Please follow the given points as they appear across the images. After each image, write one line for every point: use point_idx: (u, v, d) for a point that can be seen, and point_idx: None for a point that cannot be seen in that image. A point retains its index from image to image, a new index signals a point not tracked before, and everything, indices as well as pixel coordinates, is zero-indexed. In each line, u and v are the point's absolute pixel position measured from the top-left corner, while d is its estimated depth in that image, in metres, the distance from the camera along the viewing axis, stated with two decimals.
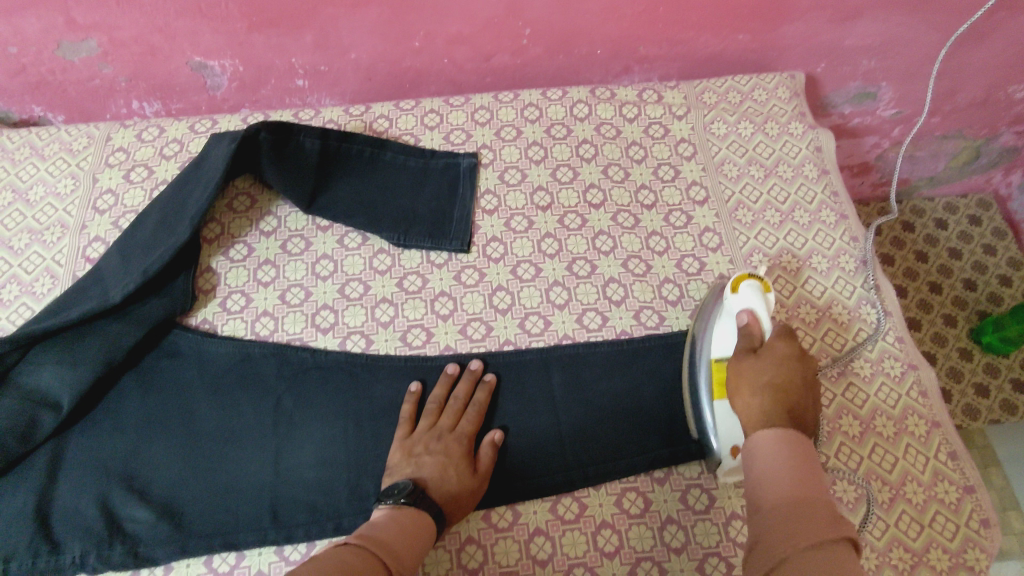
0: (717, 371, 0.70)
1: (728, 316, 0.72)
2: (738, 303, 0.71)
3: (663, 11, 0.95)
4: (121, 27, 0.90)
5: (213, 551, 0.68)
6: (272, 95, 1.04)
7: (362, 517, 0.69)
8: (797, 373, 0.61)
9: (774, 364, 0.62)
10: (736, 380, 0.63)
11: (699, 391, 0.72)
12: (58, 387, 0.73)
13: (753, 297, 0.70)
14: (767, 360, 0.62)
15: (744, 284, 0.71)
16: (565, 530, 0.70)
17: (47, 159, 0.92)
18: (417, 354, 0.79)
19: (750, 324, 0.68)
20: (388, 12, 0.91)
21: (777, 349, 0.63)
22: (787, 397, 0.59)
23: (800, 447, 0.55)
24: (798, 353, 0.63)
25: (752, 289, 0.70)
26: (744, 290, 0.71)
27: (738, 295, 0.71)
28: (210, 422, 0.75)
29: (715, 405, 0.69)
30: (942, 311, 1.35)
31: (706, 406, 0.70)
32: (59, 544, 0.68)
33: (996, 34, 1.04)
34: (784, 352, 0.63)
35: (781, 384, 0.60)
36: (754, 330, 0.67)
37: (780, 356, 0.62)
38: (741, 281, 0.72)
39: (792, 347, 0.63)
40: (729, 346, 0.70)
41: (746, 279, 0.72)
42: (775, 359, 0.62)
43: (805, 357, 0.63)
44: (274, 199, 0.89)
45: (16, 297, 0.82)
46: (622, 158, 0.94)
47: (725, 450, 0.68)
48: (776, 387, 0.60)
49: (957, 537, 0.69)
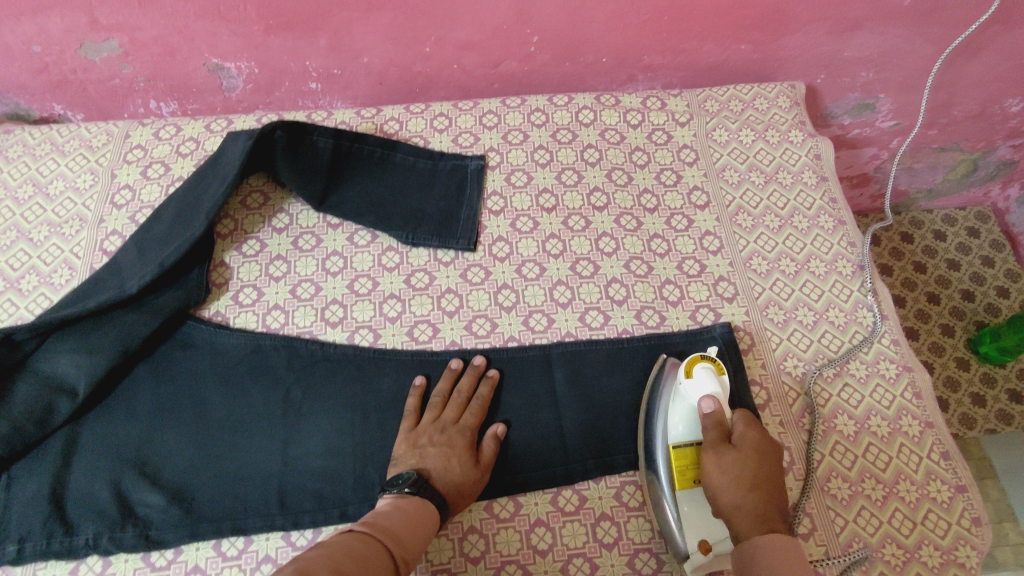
0: (678, 459, 0.70)
1: (685, 402, 0.72)
2: (696, 389, 0.72)
3: (668, 20, 0.97)
4: (142, 28, 0.93)
5: (222, 536, 0.69)
6: (285, 97, 1.07)
7: (367, 505, 0.71)
8: (769, 464, 0.65)
9: (753, 458, 0.65)
10: (717, 478, 0.64)
11: (660, 478, 0.71)
12: (75, 374, 0.75)
13: (709, 383, 0.71)
14: (746, 455, 0.65)
15: (698, 367, 0.72)
16: (565, 521, 0.71)
17: (67, 155, 0.95)
18: (423, 348, 0.81)
19: (714, 412, 0.68)
20: (401, 18, 0.94)
21: (751, 439, 0.66)
22: (767, 491, 0.63)
23: (796, 545, 0.60)
24: (765, 440, 0.67)
25: (706, 374, 0.72)
26: (699, 376, 0.72)
27: (694, 380, 0.72)
28: (221, 410, 0.77)
29: (681, 495, 0.69)
30: (940, 321, 1.37)
31: (669, 494, 0.70)
32: (73, 526, 0.70)
33: (991, 48, 1.07)
34: (757, 442, 0.66)
35: (762, 481, 0.64)
36: (721, 418, 0.68)
37: (755, 448, 0.66)
38: (694, 365, 0.73)
39: (761, 439, 0.67)
40: (689, 433, 0.71)
41: (699, 362, 0.73)
42: (751, 452, 0.65)
43: (770, 440, 0.67)
44: (286, 197, 0.92)
45: (34, 287, 0.84)
46: (626, 162, 0.96)
47: (694, 542, 0.67)
48: (759, 483, 0.63)
49: (949, 534, 0.71)
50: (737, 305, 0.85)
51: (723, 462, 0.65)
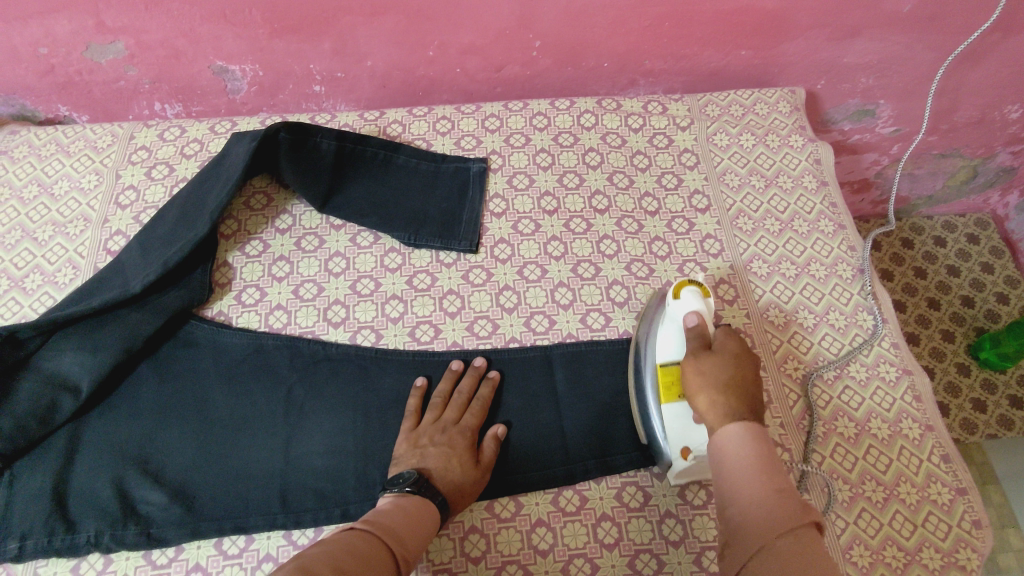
0: (665, 375, 0.71)
1: (672, 323, 0.73)
2: (682, 308, 0.71)
3: (669, 26, 0.98)
4: (148, 30, 0.94)
5: (223, 534, 0.69)
6: (289, 100, 1.08)
7: (368, 504, 0.71)
8: (748, 370, 0.64)
9: (730, 360, 0.64)
10: (695, 379, 0.63)
11: (648, 399, 0.73)
12: (78, 372, 0.76)
13: (695, 302, 0.71)
14: (725, 358, 0.64)
15: (685, 289, 0.72)
16: (566, 521, 0.71)
17: (72, 155, 0.96)
18: (425, 349, 0.81)
19: (698, 326, 0.69)
20: (404, 22, 0.95)
21: (730, 346, 0.66)
22: (744, 392, 0.61)
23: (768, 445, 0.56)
24: (746, 349, 0.66)
25: (693, 294, 0.72)
26: (687, 296, 0.72)
27: (680, 300, 0.72)
28: (223, 409, 0.77)
29: (666, 409, 0.70)
30: (941, 326, 1.37)
31: (655, 409, 0.72)
32: (74, 523, 0.70)
33: (992, 56, 1.07)
34: (737, 349, 0.65)
35: (739, 381, 0.62)
36: (704, 330, 0.68)
37: (733, 353, 0.65)
38: (681, 287, 0.73)
39: (742, 348, 0.66)
40: (676, 350, 0.71)
41: (687, 285, 0.73)
42: (730, 357, 0.64)
43: (750, 351, 0.66)
44: (289, 198, 0.93)
45: (38, 286, 0.85)
46: (627, 166, 0.97)
47: (677, 452, 0.69)
48: (734, 383, 0.61)
49: (949, 537, 0.71)
50: (738, 308, 0.85)
51: (701, 365, 0.64)
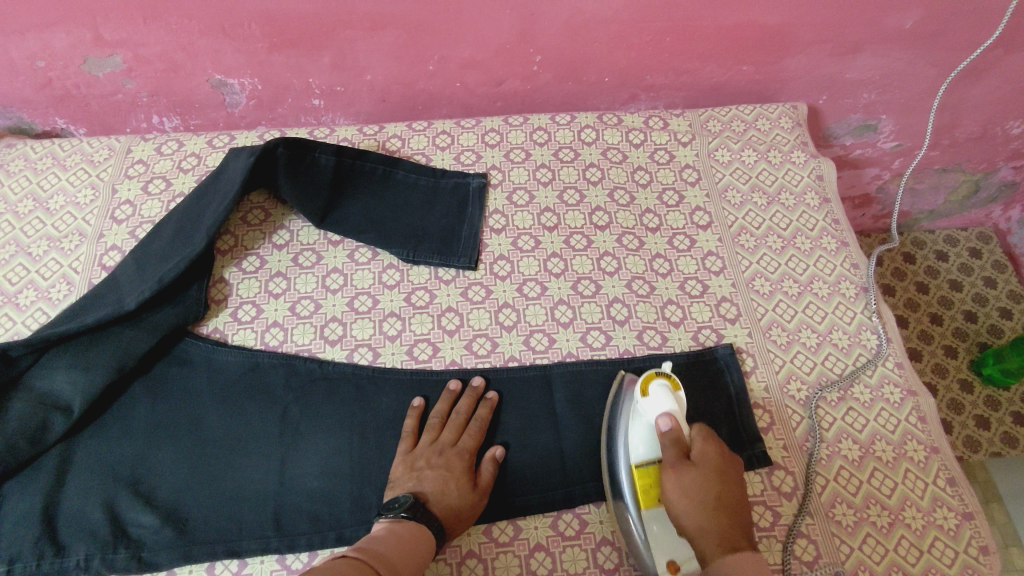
0: (642, 477, 0.67)
1: (643, 422, 0.70)
2: (653, 407, 0.69)
3: (670, 41, 0.98)
4: (146, 44, 0.93)
5: (215, 558, 0.68)
6: (288, 114, 1.07)
7: (364, 527, 0.70)
8: (727, 482, 0.63)
9: (713, 475, 0.63)
10: (680, 498, 0.61)
11: (625, 501, 0.69)
12: (70, 391, 0.75)
13: (665, 399, 0.69)
14: (706, 471, 0.63)
15: (653, 385, 0.70)
16: (566, 546, 0.70)
17: (68, 169, 0.95)
18: (423, 368, 0.80)
19: (672, 430, 0.66)
20: (405, 36, 0.94)
21: (709, 455, 0.64)
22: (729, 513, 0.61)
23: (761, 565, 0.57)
24: (722, 454, 0.65)
25: (663, 390, 0.70)
26: (656, 393, 0.70)
27: (650, 398, 0.70)
28: (218, 428, 0.76)
29: (647, 516, 0.66)
30: (943, 342, 1.36)
31: (634, 515, 0.67)
32: (64, 547, 0.69)
33: (994, 72, 1.07)
34: (715, 459, 0.64)
35: (724, 501, 0.61)
36: (679, 435, 0.66)
37: (714, 463, 0.64)
38: (650, 382, 0.71)
39: (720, 454, 0.65)
40: (648, 450, 0.69)
41: (655, 378, 0.71)
42: (710, 468, 0.63)
43: (727, 456, 0.66)
44: (287, 214, 0.92)
45: (32, 302, 0.84)
46: (628, 181, 0.96)
47: (662, 563, 0.65)
48: (720, 503, 0.61)
49: (956, 563, 0.70)
50: (740, 327, 0.84)
51: (684, 479, 0.62)
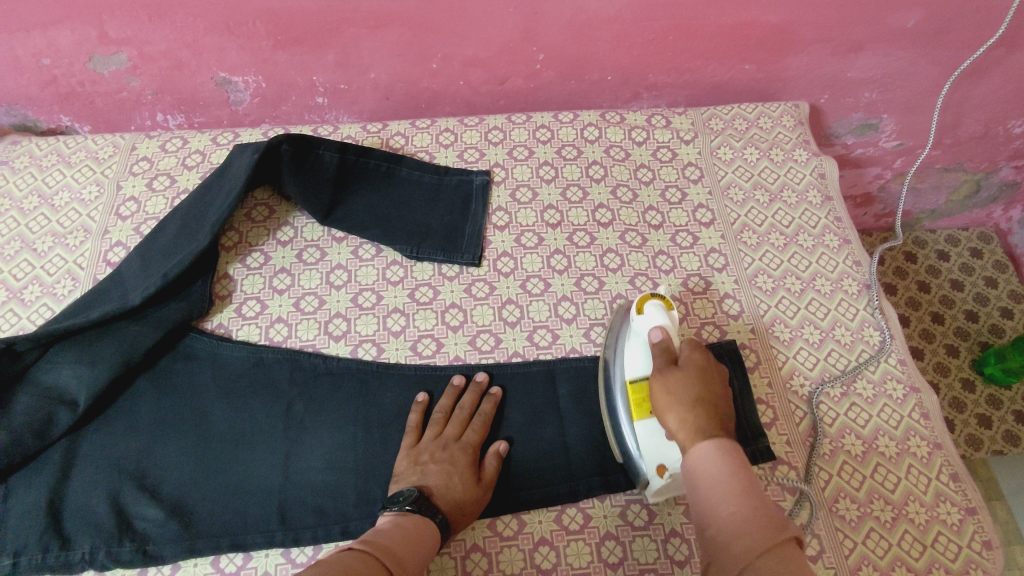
0: (634, 391, 0.70)
1: (637, 338, 0.72)
2: (646, 323, 0.71)
3: (673, 39, 0.98)
4: (151, 42, 0.93)
5: (220, 552, 0.68)
6: (292, 111, 1.07)
7: (368, 522, 0.70)
8: (713, 382, 0.63)
9: (697, 375, 0.63)
10: (663, 397, 0.62)
11: (620, 416, 0.72)
12: (75, 386, 0.75)
13: (658, 316, 0.71)
14: (690, 373, 0.63)
15: (648, 303, 0.72)
16: (570, 540, 0.70)
17: (73, 166, 0.95)
18: (427, 363, 0.80)
19: (662, 340, 0.68)
20: (408, 34, 0.95)
21: (694, 359, 0.65)
22: (712, 409, 0.60)
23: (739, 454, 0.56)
24: (710, 360, 0.65)
25: (656, 308, 0.71)
26: (650, 310, 0.71)
27: (644, 315, 0.71)
28: (223, 423, 0.76)
29: (638, 427, 0.69)
30: (945, 341, 1.36)
31: (627, 427, 0.71)
32: (69, 540, 0.69)
33: (995, 71, 1.07)
34: (700, 362, 0.64)
35: (707, 398, 0.61)
36: (669, 344, 0.68)
37: (699, 366, 0.64)
38: (645, 302, 0.72)
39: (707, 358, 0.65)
40: (643, 365, 0.70)
41: (650, 299, 0.73)
42: (694, 370, 0.64)
43: (714, 362, 0.66)
44: (291, 210, 0.92)
45: (37, 297, 0.84)
46: (631, 179, 0.97)
47: (652, 469, 0.68)
48: (702, 399, 0.61)
49: (960, 558, 0.70)
50: (743, 323, 0.84)
51: (668, 381, 0.63)
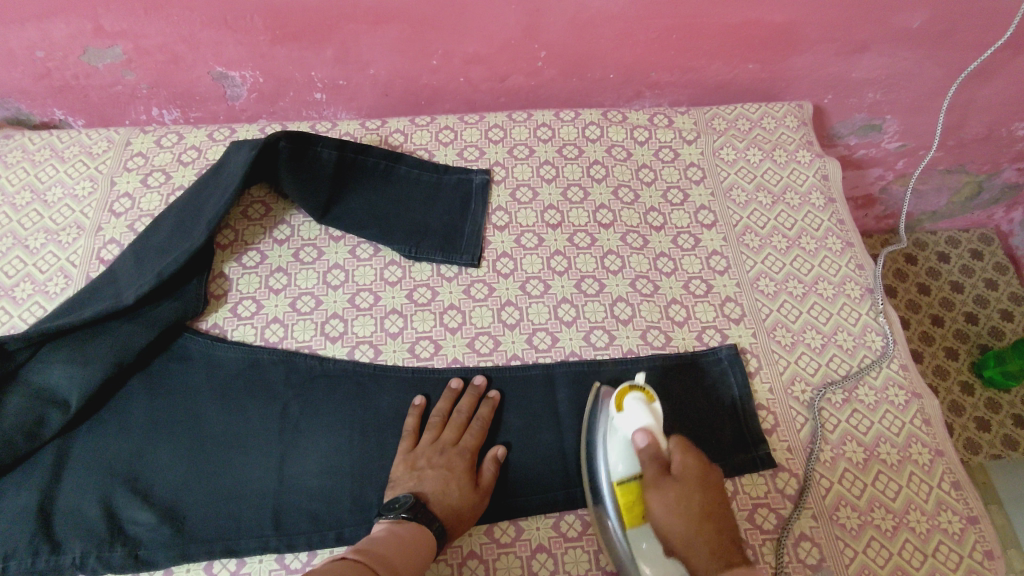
0: (624, 496, 0.67)
1: (620, 437, 0.69)
2: (629, 422, 0.68)
3: (677, 38, 0.97)
4: (147, 35, 0.92)
5: (213, 557, 0.67)
6: (289, 107, 1.06)
7: (364, 527, 0.69)
8: (710, 491, 0.63)
9: (695, 487, 0.63)
10: (666, 516, 0.62)
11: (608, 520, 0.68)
12: (67, 386, 0.74)
13: (642, 413, 0.68)
14: (688, 487, 0.62)
15: (629, 398, 0.69)
16: (567, 547, 0.69)
17: (66, 161, 0.94)
18: (424, 366, 0.79)
19: (650, 444, 0.65)
20: (408, 30, 0.93)
21: (689, 467, 0.64)
22: (716, 525, 0.61)
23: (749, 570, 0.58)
24: (702, 464, 0.65)
25: (637, 403, 0.68)
26: (630, 407, 0.68)
27: (625, 413, 0.69)
28: (217, 425, 0.75)
29: (632, 535, 0.65)
30: (944, 343, 1.36)
31: (620, 536, 0.66)
32: (60, 544, 0.68)
33: (1001, 73, 1.06)
34: (696, 470, 0.64)
35: (710, 515, 0.61)
36: (658, 449, 0.65)
37: (696, 475, 0.63)
38: (625, 395, 0.70)
39: (699, 462, 0.64)
40: (628, 467, 0.67)
41: (630, 392, 0.70)
42: (691, 482, 0.63)
43: (707, 464, 0.65)
44: (288, 209, 0.91)
45: (29, 295, 0.83)
46: (633, 180, 0.95)
47: None
48: (706, 517, 0.61)
49: (960, 567, 0.69)
50: (745, 327, 0.83)
51: (667, 497, 0.62)
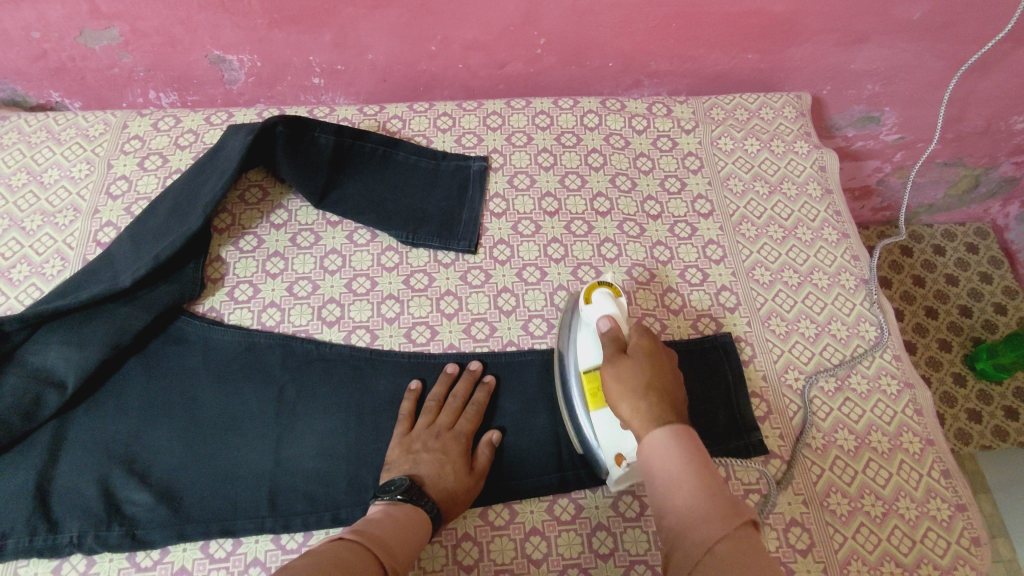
0: (588, 381, 0.69)
1: (588, 327, 0.71)
2: (595, 312, 0.70)
3: (676, 26, 0.97)
4: (144, 17, 0.91)
5: (209, 537, 0.68)
6: (287, 92, 1.06)
7: (359, 509, 0.70)
8: (664, 367, 0.61)
9: (646, 361, 0.61)
10: (614, 386, 0.60)
11: (576, 406, 0.71)
12: (63, 368, 0.74)
13: (607, 304, 0.69)
14: (640, 360, 0.61)
15: (597, 293, 0.70)
16: (560, 530, 0.70)
17: (63, 143, 0.93)
18: (420, 351, 0.80)
19: (611, 329, 0.66)
20: (407, 15, 0.93)
21: (643, 345, 0.63)
22: (665, 395, 0.58)
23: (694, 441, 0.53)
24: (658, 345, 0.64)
25: (604, 297, 0.70)
26: (598, 299, 0.70)
27: (593, 305, 0.70)
28: (213, 408, 0.75)
29: (594, 416, 0.68)
30: (938, 335, 1.37)
31: (584, 416, 0.70)
32: (57, 523, 0.68)
33: (1000, 66, 1.06)
34: (649, 347, 0.63)
35: (658, 384, 0.59)
36: (617, 333, 0.65)
37: (649, 352, 0.62)
38: (593, 290, 0.71)
39: (654, 343, 0.64)
40: (594, 354, 0.69)
41: (598, 287, 0.71)
42: (643, 357, 0.62)
43: (663, 347, 0.64)
44: (285, 192, 0.91)
45: (25, 277, 0.83)
46: (630, 168, 0.96)
47: (611, 457, 0.67)
48: (655, 386, 0.58)
49: (948, 554, 0.70)
50: (739, 316, 0.84)
51: (618, 369, 0.61)
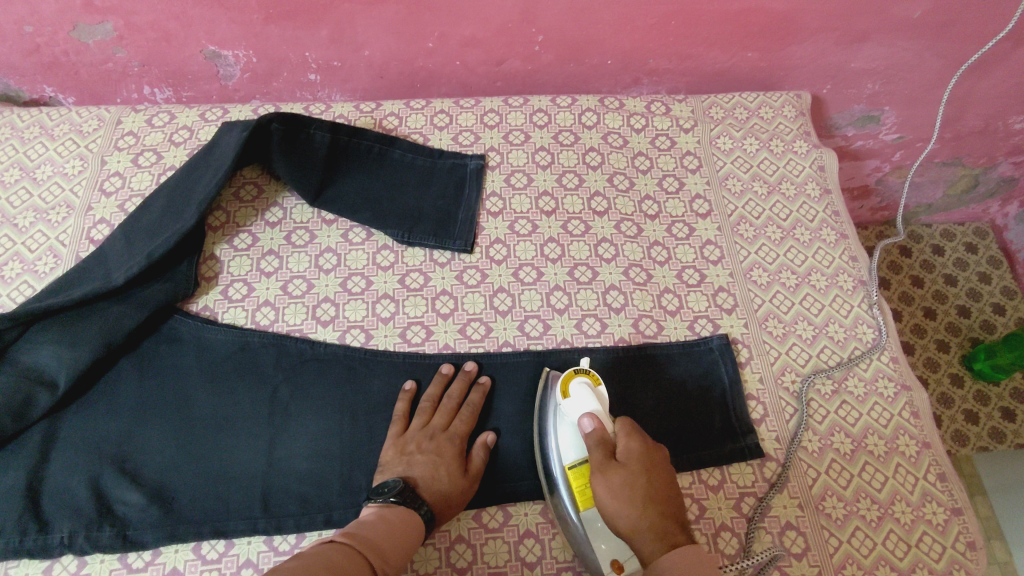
0: (576, 480, 0.66)
1: (569, 422, 0.69)
2: (575, 407, 0.68)
3: (675, 24, 0.96)
4: (138, 12, 0.90)
5: (202, 538, 0.68)
6: (283, 88, 1.05)
7: (352, 511, 0.70)
8: (656, 473, 0.62)
9: (640, 471, 0.62)
10: (611, 501, 0.60)
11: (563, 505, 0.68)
12: (55, 367, 0.73)
13: (586, 398, 0.68)
14: (634, 470, 0.62)
15: (574, 384, 0.69)
16: (555, 533, 0.70)
17: (56, 139, 0.93)
18: (415, 351, 0.79)
19: (596, 429, 0.65)
20: (404, 11, 0.92)
21: (634, 450, 0.63)
22: (663, 509, 0.60)
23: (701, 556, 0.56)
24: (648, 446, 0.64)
25: (583, 389, 0.68)
26: (577, 393, 0.68)
27: (572, 399, 0.68)
28: (207, 407, 0.75)
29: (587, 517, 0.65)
30: (936, 336, 1.36)
31: (575, 518, 0.66)
32: (48, 522, 0.68)
33: (1000, 66, 1.05)
34: (640, 453, 0.63)
35: (655, 497, 0.61)
36: (604, 434, 0.65)
37: (641, 458, 0.63)
38: (570, 381, 0.70)
39: (642, 443, 0.64)
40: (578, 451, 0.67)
41: (575, 378, 0.70)
42: (635, 465, 0.62)
43: (652, 447, 0.65)
44: (280, 190, 0.90)
45: (17, 274, 0.82)
46: (627, 167, 0.95)
47: (607, 562, 0.64)
48: (653, 500, 0.60)
49: (943, 558, 0.70)
50: (737, 317, 0.84)
51: (612, 482, 0.61)
